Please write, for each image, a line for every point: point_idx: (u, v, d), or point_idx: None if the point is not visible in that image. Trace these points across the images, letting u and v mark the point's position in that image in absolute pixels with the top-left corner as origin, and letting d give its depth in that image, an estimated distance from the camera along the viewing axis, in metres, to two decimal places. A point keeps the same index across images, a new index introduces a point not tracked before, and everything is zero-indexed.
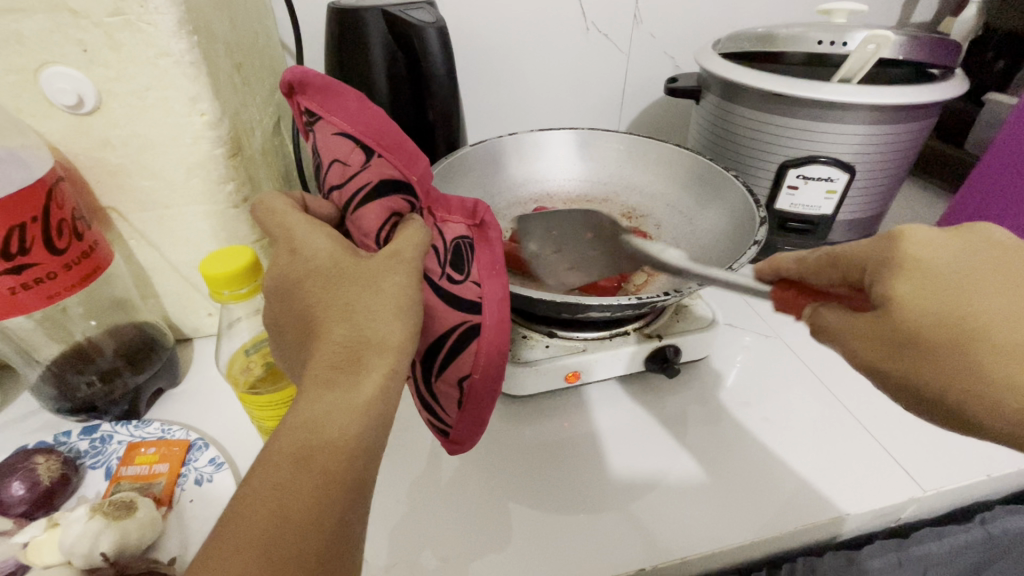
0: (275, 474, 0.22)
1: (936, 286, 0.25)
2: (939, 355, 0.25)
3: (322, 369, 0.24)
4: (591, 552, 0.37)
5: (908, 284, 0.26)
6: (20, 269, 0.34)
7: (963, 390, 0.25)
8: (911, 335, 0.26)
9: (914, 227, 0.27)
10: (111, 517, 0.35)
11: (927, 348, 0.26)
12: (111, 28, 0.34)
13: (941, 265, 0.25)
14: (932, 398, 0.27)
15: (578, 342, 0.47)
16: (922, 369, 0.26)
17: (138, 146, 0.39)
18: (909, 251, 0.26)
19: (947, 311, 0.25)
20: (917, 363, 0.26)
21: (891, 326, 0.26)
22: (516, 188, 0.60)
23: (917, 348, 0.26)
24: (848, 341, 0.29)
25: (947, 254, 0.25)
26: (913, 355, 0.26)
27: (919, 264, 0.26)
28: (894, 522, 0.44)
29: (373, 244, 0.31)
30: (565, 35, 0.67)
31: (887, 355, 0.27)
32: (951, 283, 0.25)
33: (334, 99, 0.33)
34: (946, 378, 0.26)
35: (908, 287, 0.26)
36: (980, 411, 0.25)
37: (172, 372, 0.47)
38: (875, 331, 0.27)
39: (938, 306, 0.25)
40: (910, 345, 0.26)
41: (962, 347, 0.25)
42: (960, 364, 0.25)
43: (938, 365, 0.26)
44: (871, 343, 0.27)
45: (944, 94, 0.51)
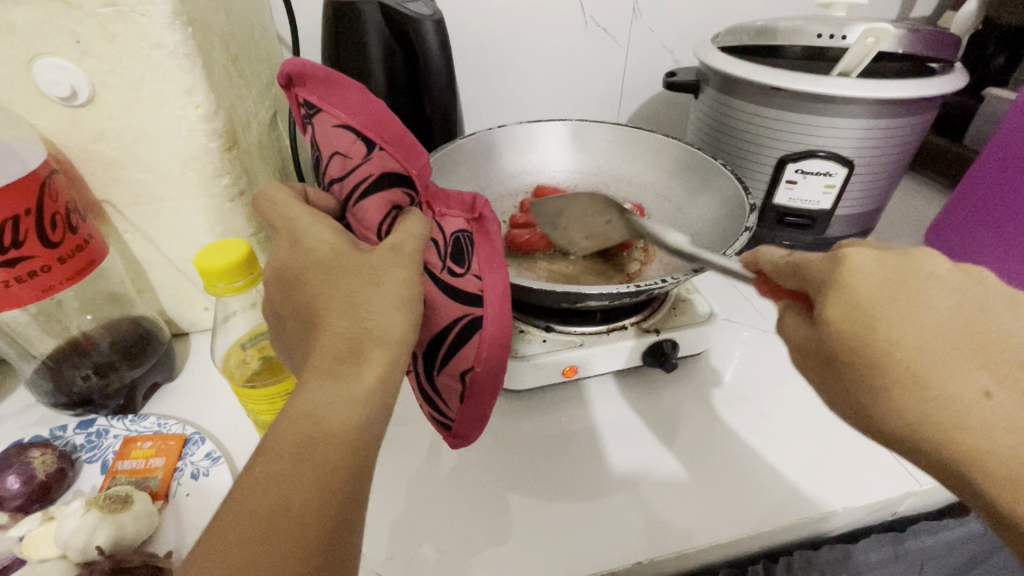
0: (275, 465, 0.22)
1: (860, 307, 0.25)
2: (849, 368, 0.26)
3: (323, 361, 0.24)
4: (588, 546, 0.37)
5: (838, 305, 0.25)
6: (14, 262, 0.34)
7: (870, 404, 0.26)
8: (824, 345, 0.26)
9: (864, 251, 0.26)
10: (106, 510, 0.35)
11: (843, 359, 0.26)
12: (104, 19, 0.34)
13: (878, 289, 0.24)
14: (848, 402, 0.27)
15: (576, 336, 0.47)
16: (840, 378, 0.27)
17: (133, 139, 0.39)
18: (851, 273, 0.25)
19: (856, 332, 0.25)
20: (840, 374, 0.27)
21: (820, 335, 0.26)
22: (508, 179, 0.60)
23: (830, 357, 0.26)
24: (791, 340, 0.29)
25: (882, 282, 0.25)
26: (830, 361, 0.27)
27: (855, 284, 0.25)
28: (891, 516, 0.44)
29: (374, 236, 0.32)
30: (564, 29, 0.66)
31: (817, 361, 0.28)
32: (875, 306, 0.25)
33: (335, 90, 0.33)
34: (856, 390, 0.26)
35: (835, 308, 0.25)
36: (880, 421, 0.26)
37: (168, 366, 0.48)
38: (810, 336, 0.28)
39: (846, 324, 0.25)
40: (828, 355, 0.26)
41: (863, 364, 0.25)
42: (866, 381, 0.25)
43: (847, 376, 0.26)
44: (808, 345, 0.28)
45: (945, 88, 0.50)
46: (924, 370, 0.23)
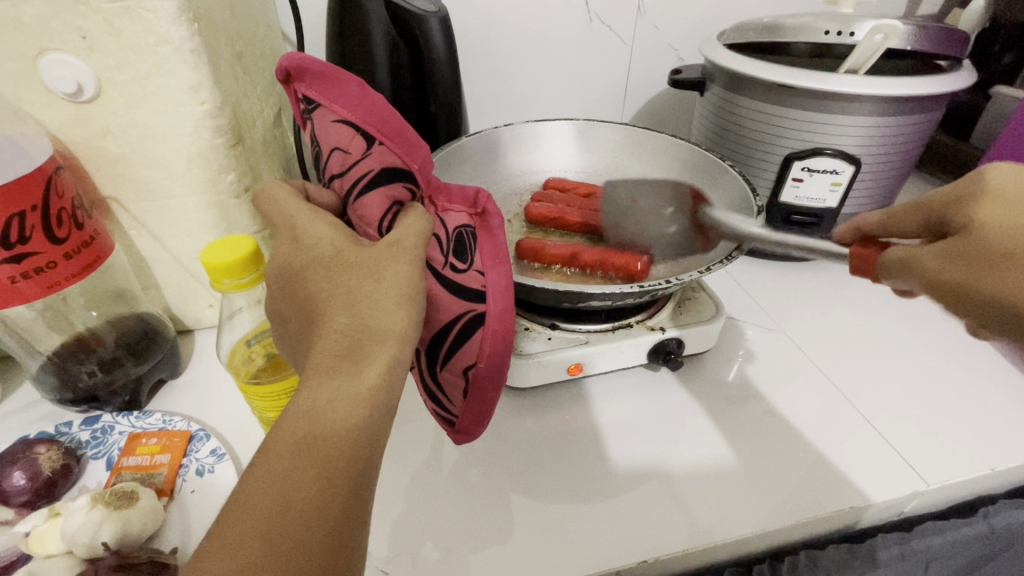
0: (277, 463, 0.22)
1: (1018, 206, 0.28)
2: (1005, 263, 0.28)
3: (324, 358, 0.24)
4: (594, 544, 0.37)
5: (991, 206, 0.29)
6: (20, 258, 0.34)
7: None
8: (985, 245, 0.29)
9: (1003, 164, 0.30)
10: (111, 507, 0.34)
11: (996, 260, 0.28)
12: (110, 15, 0.34)
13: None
14: (989, 306, 0.29)
15: (581, 334, 0.47)
16: (994, 280, 0.29)
17: (138, 136, 0.39)
18: (991, 181, 0.30)
19: (1015, 226, 0.28)
20: (993, 276, 0.29)
21: (968, 244, 0.29)
22: (514, 179, 0.60)
23: (989, 257, 0.29)
24: (920, 265, 0.32)
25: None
26: (994, 262, 0.28)
27: (1000, 190, 0.29)
28: (898, 515, 0.44)
29: (374, 232, 0.31)
30: (570, 26, 0.66)
31: (965, 275, 0.30)
32: (1016, 207, 0.28)
33: (334, 86, 0.33)
34: (1017, 287, 0.28)
35: (990, 209, 0.29)
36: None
37: (174, 363, 0.47)
38: (956, 252, 0.30)
39: (1014, 220, 0.28)
40: (978, 259, 0.29)
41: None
42: (1016, 272, 0.28)
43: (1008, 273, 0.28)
44: (954, 265, 0.30)
45: (953, 86, 0.50)
46: None
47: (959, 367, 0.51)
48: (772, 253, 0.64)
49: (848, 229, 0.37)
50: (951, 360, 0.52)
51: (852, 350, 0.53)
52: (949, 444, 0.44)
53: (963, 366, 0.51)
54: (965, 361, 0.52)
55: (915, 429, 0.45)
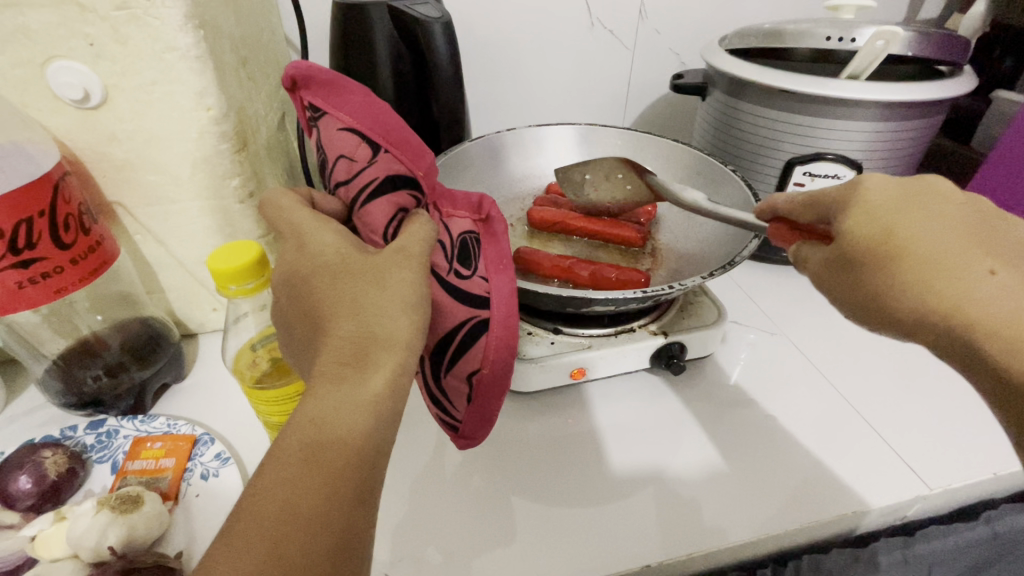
0: (284, 470, 0.22)
1: (872, 222, 0.29)
2: (863, 271, 0.30)
3: (331, 365, 0.24)
4: (596, 548, 0.37)
5: (847, 216, 0.30)
6: (27, 264, 0.35)
7: (876, 297, 0.30)
8: (851, 253, 0.30)
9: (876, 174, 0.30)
10: (117, 511, 0.35)
11: (868, 266, 0.29)
12: (117, 22, 0.34)
13: (893, 203, 0.29)
14: (855, 303, 0.32)
15: (584, 338, 0.47)
16: (865, 284, 0.30)
17: (144, 141, 0.39)
18: (862, 192, 0.30)
19: (873, 236, 0.29)
20: (859, 280, 0.30)
21: (840, 250, 0.30)
22: (516, 183, 0.60)
23: (856, 264, 0.30)
24: (814, 266, 0.33)
25: (905, 199, 0.29)
26: (844, 268, 0.31)
27: (869, 199, 0.29)
28: (899, 520, 0.44)
29: (379, 239, 0.32)
30: (572, 31, 0.66)
31: (833, 276, 0.32)
32: (908, 218, 0.28)
33: (339, 94, 0.33)
34: (869, 290, 0.30)
35: (852, 222, 0.29)
36: (885, 311, 0.30)
37: (178, 367, 0.48)
38: (834, 254, 0.31)
39: (866, 229, 0.29)
40: (854, 264, 0.30)
41: (880, 263, 0.29)
42: (899, 285, 0.28)
43: (867, 279, 0.30)
44: (827, 266, 0.32)
45: (954, 92, 0.50)
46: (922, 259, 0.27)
47: (959, 372, 0.51)
48: (774, 257, 0.64)
49: (765, 207, 0.36)
50: None
51: (853, 354, 0.53)
52: (950, 449, 0.44)
53: None
54: None
55: (917, 433, 0.45)
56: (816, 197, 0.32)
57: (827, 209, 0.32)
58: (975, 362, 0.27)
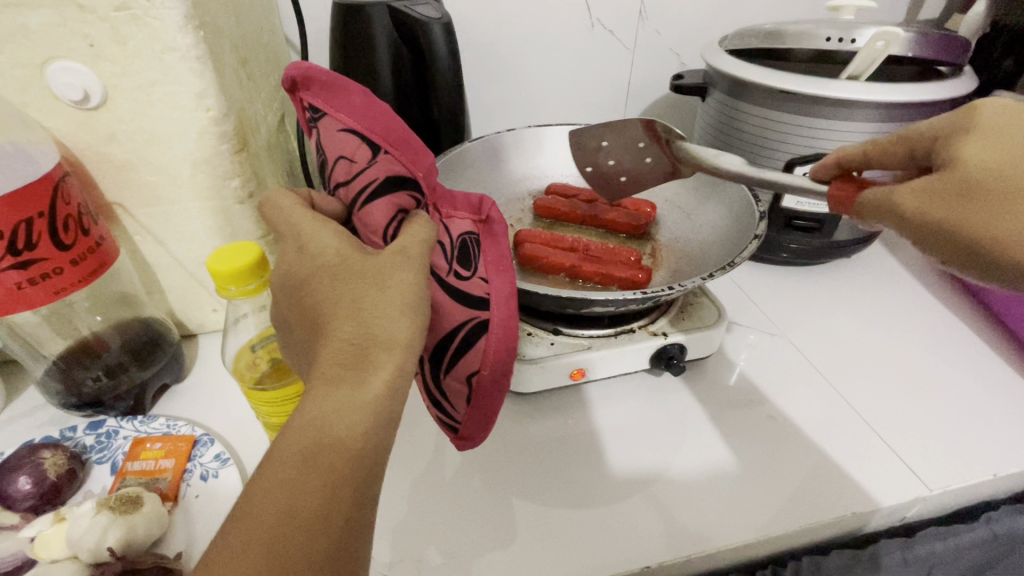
0: (283, 472, 0.22)
1: (1002, 144, 0.29)
2: (983, 197, 0.28)
3: (330, 367, 0.24)
4: (595, 550, 0.37)
5: (975, 140, 0.30)
6: (26, 264, 0.35)
7: (991, 228, 0.28)
8: (964, 180, 0.29)
9: (988, 103, 0.31)
10: (117, 512, 0.35)
11: (987, 190, 0.28)
12: (117, 23, 0.34)
13: (1013, 126, 0.29)
14: (948, 237, 0.30)
15: (583, 339, 0.47)
16: (968, 213, 0.29)
17: (144, 142, 0.39)
18: (981, 118, 0.30)
19: (1000, 160, 0.28)
20: (967, 210, 0.29)
21: (954, 176, 0.29)
22: (516, 183, 0.60)
23: (967, 190, 0.29)
24: (896, 202, 0.32)
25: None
26: (962, 195, 0.29)
27: (986, 125, 0.30)
28: (900, 521, 0.44)
29: (379, 240, 0.32)
30: (572, 31, 0.66)
31: (936, 207, 0.30)
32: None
33: (339, 95, 0.33)
34: (978, 219, 0.29)
35: (972, 144, 0.29)
36: (995, 240, 0.28)
37: (177, 367, 0.48)
38: (939, 185, 0.30)
39: (993, 154, 0.29)
40: (966, 191, 0.29)
41: (1007, 188, 0.28)
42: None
43: (982, 205, 0.28)
44: (930, 198, 0.30)
45: (955, 93, 0.50)
46: None
47: (960, 373, 0.51)
48: (773, 258, 0.64)
49: (829, 161, 0.37)
50: (953, 366, 0.52)
51: (854, 355, 0.53)
52: (951, 450, 0.44)
53: (964, 371, 0.52)
54: (967, 367, 0.52)
55: (918, 434, 0.45)
56: (908, 135, 0.34)
57: (937, 139, 0.32)
58: None
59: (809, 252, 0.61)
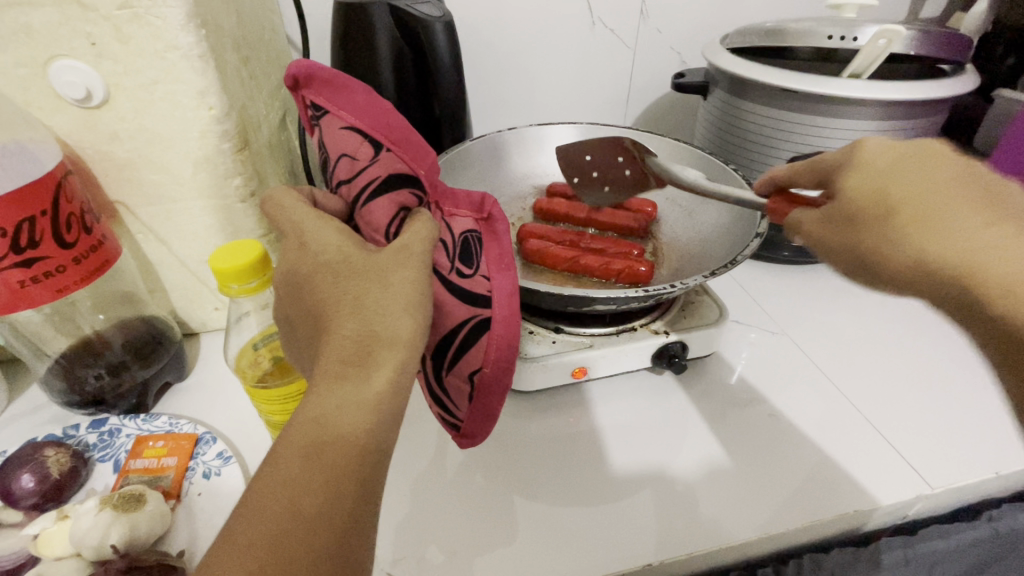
0: (286, 470, 0.22)
1: (875, 177, 0.31)
2: (865, 223, 0.32)
3: (333, 364, 0.24)
4: (597, 548, 0.37)
5: (858, 174, 0.32)
6: (29, 262, 0.35)
7: (879, 251, 0.31)
8: (854, 208, 0.32)
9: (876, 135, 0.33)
10: (120, 510, 0.35)
11: (867, 218, 0.31)
12: (119, 21, 0.34)
13: (897, 157, 0.31)
14: (839, 259, 0.34)
15: (585, 337, 0.47)
16: (862, 239, 0.32)
17: (146, 140, 0.39)
18: (863, 151, 0.32)
19: (880, 191, 0.31)
20: (860, 236, 0.32)
21: (843, 206, 0.33)
22: (517, 182, 0.60)
23: (858, 217, 0.32)
24: (800, 227, 0.36)
25: (899, 156, 0.31)
26: (847, 221, 0.33)
27: (866, 157, 0.32)
28: (901, 519, 0.44)
29: (381, 238, 0.32)
30: (573, 30, 0.66)
31: (830, 233, 0.34)
32: (906, 172, 0.31)
33: (341, 92, 0.33)
34: (867, 244, 0.32)
35: (855, 177, 0.32)
36: (876, 261, 0.32)
37: (179, 366, 0.48)
38: (836, 212, 0.33)
39: (876, 185, 0.31)
40: (848, 220, 0.33)
41: (887, 217, 0.30)
42: (890, 235, 0.30)
43: (871, 232, 0.31)
44: (822, 226, 0.35)
45: (957, 90, 0.50)
46: (929, 208, 0.29)
47: (961, 372, 0.51)
48: (775, 256, 0.64)
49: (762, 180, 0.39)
50: (954, 364, 0.52)
51: (855, 353, 0.53)
52: (952, 448, 0.44)
53: (966, 370, 0.51)
54: (969, 365, 0.52)
55: (918, 433, 0.45)
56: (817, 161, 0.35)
57: (830, 170, 0.34)
58: (977, 310, 0.29)
59: (811, 250, 0.61)
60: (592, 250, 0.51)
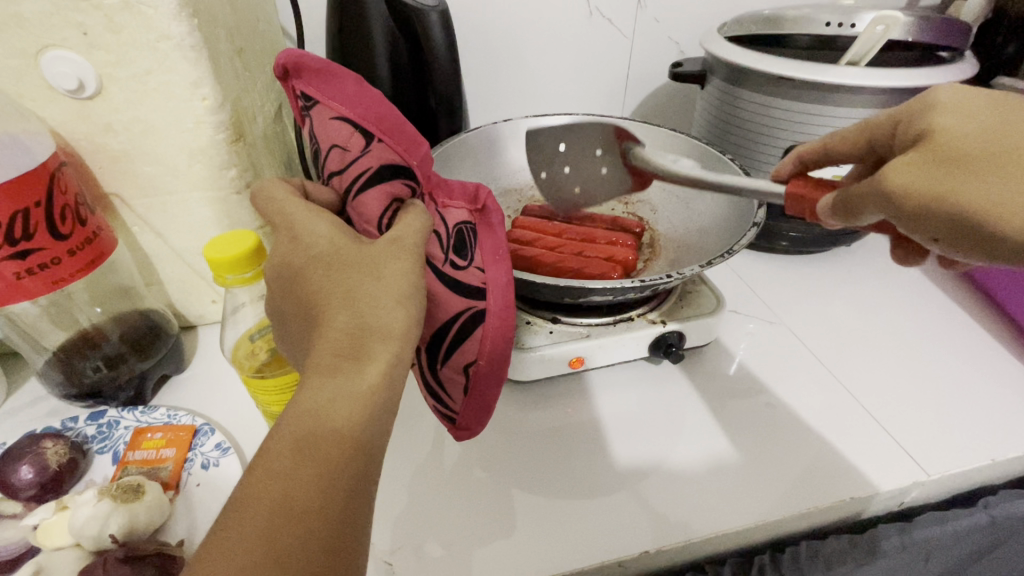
0: (277, 464, 0.22)
1: (973, 115, 0.28)
2: (971, 167, 0.27)
3: (326, 356, 0.24)
4: (594, 535, 0.37)
5: (947, 117, 0.29)
6: (24, 254, 0.35)
7: (994, 200, 0.26)
8: (956, 148, 0.28)
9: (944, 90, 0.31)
10: (119, 500, 0.35)
11: (977, 160, 0.27)
12: (110, 11, 0.34)
13: (980, 107, 0.29)
14: (936, 220, 0.28)
15: (582, 328, 0.47)
16: (962, 184, 0.27)
17: (139, 132, 0.39)
18: (940, 97, 0.30)
19: (985, 133, 0.27)
20: (959, 180, 0.27)
21: (934, 148, 0.28)
22: (514, 174, 0.60)
23: (964, 160, 0.27)
24: (892, 185, 0.29)
25: (983, 102, 0.29)
26: (946, 168, 0.28)
27: (949, 103, 0.30)
28: (898, 506, 0.44)
29: (373, 230, 0.32)
30: (570, 20, 0.66)
31: (924, 182, 0.28)
32: (987, 118, 0.28)
33: (331, 82, 0.33)
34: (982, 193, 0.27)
35: (949, 119, 0.29)
36: (988, 220, 0.27)
37: (177, 359, 0.48)
38: (930, 156, 0.28)
39: (974, 128, 0.28)
40: (956, 163, 0.27)
41: (994, 160, 0.27)
42: (1008, 182, 0.26)
43: (983, 176, 0.27)
44: (920, 172, 0.28)
45: (956, 76, 0.50)
46: (1019, 143, 0.27)
47: (962, 362, 0.51)
48: (773, 246, 0.64)
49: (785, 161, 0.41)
50: (954, 354, 0.52)
51: (854, 344, 0.53)
52: (950, 437, 0.44)
53: (964, 359, 0.51)
54: (968, 356, 0.52)
55: (917, 421, 0.45)
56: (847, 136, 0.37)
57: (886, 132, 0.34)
58: None
59: (810, 241, 0.61)
60: (596, 256, 0.48)
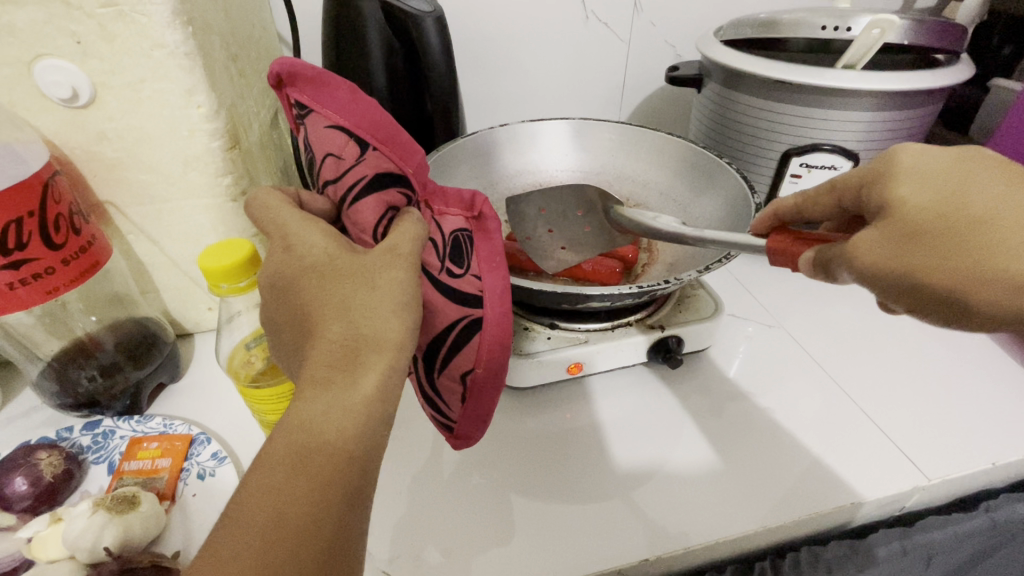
0: (271, 477, 0.22)
1: (934, 180, 0.27)
2: (935, 240, 0.26)
3: (320, 368, 0.24)
4: (594, 542, 0.37)
5: (904, 185, 0.28)
6: (18, 264, 0.34)
7: (968, 278, 0.26)
8: (917, 222, 0.27)
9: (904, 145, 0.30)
10: (113, 512, 0.35)
11: (942, 236, 0.26)
12: (103, 20, 0.34)
13: (939, 165, 0.27)
14: (918, 295, 0.28)
15: (580, 333, 0.47)
16: (932, 263, 0.27)
17: (134, 140, 0.39)
18: (899, 160, 0.29)
19: (946, 202, 0.26)
20: (930, 257, 0.26)
21: (898, 221, 0.27)
22: (511, 179, 0.60)
23: (929, 236, 0.26)
24: (862, 261, 0.28)
25: (944, 160, 0.27)
26: (914, 243, 0.27)
27: (909, 168, 0.28)
28: (898, 511, 0.43)
29: (369, 238, 0.31)
30: (565, 24, 0.66)
31: (891, 261, 0.28)
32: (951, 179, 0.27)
33: (324, 90, 0.32)
34: (955, 271, 0.26)
35: (908, 188, 0.27)
36: (968, 295, 0.26)
37: (173, 367, 0.47)
38: (898, 230, 0.27)
39: (937, 194, 0.26)
40: (921, 239, 0.27)
41: (962, 233, 0.26)
42: (984, 254, 0.25)
43: (951, 254, 0.26)
44: (888, 248, 0.28)
45: (949, 80, 0.49)
46: (984, 213, 0.26)
47: (960, 365, 0.51)
48: None
49: (763, 217, 0.37)
50: (952, 357, 0.52)
51: (852, 348, 0.53)
52: (950, 442, 0.44)
53: (963, 362, 0.51)
54: (965, 359, 0.52)
55: (916, 425, 0.45)
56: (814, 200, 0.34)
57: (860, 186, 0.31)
58: None
59: None
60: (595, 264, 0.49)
